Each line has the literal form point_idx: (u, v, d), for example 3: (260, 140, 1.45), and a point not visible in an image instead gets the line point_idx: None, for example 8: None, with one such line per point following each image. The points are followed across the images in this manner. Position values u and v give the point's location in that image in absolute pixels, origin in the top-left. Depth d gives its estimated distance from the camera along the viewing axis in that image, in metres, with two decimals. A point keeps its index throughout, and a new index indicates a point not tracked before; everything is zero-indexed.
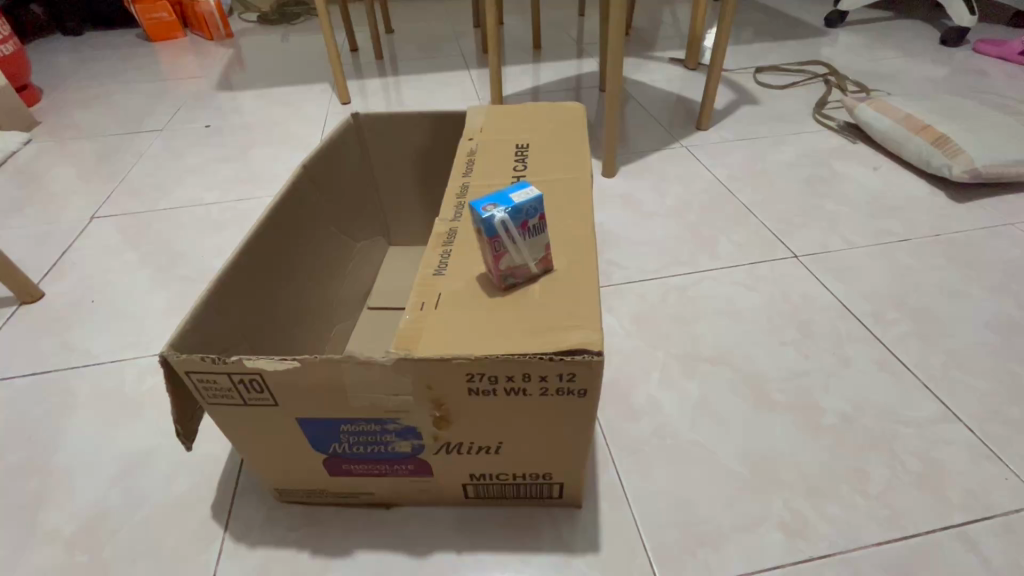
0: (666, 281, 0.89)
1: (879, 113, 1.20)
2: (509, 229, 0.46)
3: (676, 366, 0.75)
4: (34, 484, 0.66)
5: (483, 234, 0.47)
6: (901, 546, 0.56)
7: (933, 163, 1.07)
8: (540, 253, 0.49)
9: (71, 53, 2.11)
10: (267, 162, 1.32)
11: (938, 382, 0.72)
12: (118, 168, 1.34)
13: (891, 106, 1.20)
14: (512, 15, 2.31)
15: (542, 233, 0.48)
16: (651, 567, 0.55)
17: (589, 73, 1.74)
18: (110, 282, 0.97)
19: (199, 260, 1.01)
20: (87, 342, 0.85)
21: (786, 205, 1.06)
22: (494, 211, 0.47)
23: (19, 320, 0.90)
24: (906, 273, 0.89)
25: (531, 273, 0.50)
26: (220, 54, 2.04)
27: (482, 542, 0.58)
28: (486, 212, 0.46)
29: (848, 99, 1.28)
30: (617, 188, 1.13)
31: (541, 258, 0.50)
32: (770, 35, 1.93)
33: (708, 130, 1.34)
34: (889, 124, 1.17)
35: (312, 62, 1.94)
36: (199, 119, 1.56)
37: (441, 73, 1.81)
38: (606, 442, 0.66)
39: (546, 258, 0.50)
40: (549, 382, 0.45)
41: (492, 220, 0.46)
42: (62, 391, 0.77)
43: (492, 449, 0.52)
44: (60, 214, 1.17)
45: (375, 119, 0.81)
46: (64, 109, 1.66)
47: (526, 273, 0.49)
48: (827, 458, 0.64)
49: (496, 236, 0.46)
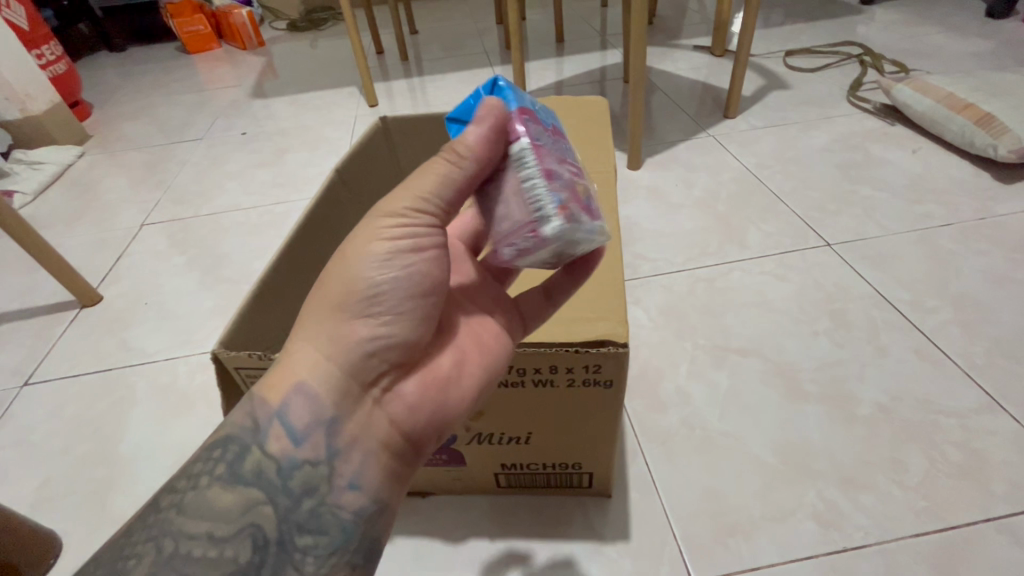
0: (693, 272, 0.88)
1: (917, 93, 1.16)
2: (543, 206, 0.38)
3: (705, 357, 0.75)
4: (101, 474, 0.72)
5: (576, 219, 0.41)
6: (939, 537, 0.55)
7: (978, 143, 1.02)
8: (512, 146, 0.38)
9: (117, 68, 2.23)
10: (302, 166, 1.37)
11: (981, 370, 0.70)
12: (163, 177, 1.41)
13: (930, 85, 1.15)
14: (533, 10, 2.31)
15: (532, 133, 0.39)
16: (680, 556, 0.56)
17: (614, 65, 1.73)
18: (160, 285, 1.03)
19: (241, 262, 1.06)
20: (142, 342, 0.91)
21: (817, 192, 1.04)
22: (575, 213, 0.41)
23: (80, 322, 0.96)
24: (948, 259, 0.86)
25: (528, 211, 0.38)
26: (253, 63, 2.11)
27: (513, 530, 0.60)
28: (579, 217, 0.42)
29: (884, 79, 1.24)
30: (643, 179, 1.12)
31: (530, 163, 0.38)
32: (801, 16, 1.87)
33: (736, 117, 1.32)
34: (929, 103, 1.13)
35: (340, 67, 1.99)
36: (236, 126, 1.63)
37: (464, 71, 1.83)
38: (634, 431, 0.67)
39: (536, 161, 0.38)
40: (576, 373, 0.47)
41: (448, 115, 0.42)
42: (123, 386, 0.83)
43: (522, 439, 0.54)
44: (112, 223, 1.25)
45: (402, 121, 0.82)
46: (114, 122, 1.76)
47: (516, 198, 0.38)
48: (862, 449, 0.63)
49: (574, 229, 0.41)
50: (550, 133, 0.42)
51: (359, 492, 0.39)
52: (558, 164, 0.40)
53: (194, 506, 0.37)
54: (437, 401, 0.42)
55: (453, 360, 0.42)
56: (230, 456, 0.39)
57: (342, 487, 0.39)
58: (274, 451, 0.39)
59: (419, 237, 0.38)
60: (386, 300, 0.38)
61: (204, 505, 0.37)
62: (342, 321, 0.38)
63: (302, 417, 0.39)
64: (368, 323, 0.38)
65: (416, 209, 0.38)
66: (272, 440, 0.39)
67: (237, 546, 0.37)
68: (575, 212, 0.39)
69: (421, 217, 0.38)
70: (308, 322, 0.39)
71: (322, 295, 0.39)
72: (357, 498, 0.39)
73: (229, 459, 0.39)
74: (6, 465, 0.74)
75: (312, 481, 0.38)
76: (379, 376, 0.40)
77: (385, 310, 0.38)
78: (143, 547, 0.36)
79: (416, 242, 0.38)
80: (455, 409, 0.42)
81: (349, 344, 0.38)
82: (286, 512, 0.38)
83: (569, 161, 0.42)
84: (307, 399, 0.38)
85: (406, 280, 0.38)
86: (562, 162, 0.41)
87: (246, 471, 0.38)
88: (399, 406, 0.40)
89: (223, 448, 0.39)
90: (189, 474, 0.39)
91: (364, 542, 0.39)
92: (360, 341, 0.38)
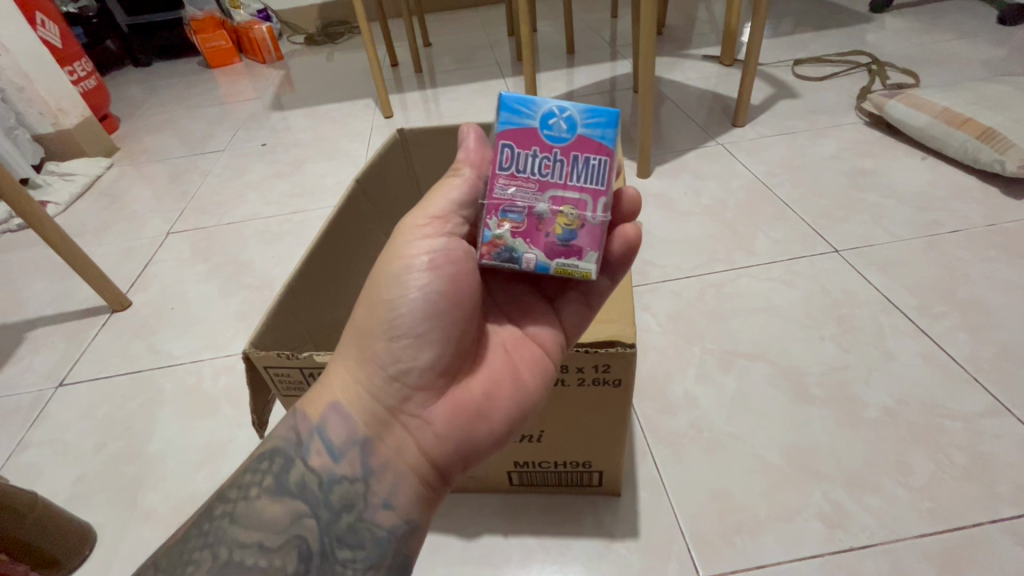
0: (701, 278, 0.90)
1: (913, 109, 1.16)
2: (509, 230, 0.45)
3: (712, 361, 0.76)
4: (133, 470, 0.75)
5: (562, 235, 0.45)
6: (944, 537, 0.56)
7: (982, 158, 1.02)
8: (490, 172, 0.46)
9: (142, 83, 2.31)
10: (320, 176, 1.41)
11: (987, 375, 0.71)
12: (187, 187, 1.47)
13: (924, 101, 1.16)
14: (544, 22, 2.36)
15: (512, 160, 0.45)
16: (688, 553, 0.57)
17: (623, 75, 1.75)
18: (186, 291, 1.07)
19: (262, 269, 1.10)
20: (170, 345, 0.95)
21: (825, 199, 1.05)
22: (556, 231, 0.45)
23: (111, 326, 1.01)
24: (956, 265, 0.86)
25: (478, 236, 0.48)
26: (272, 77, 2.18)
27: (526, 527, 0.62)
28: (566, 230, 0.45)
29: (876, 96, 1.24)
30: (652, 188, 1.15)
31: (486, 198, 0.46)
32: (810, 25, 1.89)
33: (744, 126, 1.33)
34: (926, 119, 1.13)
35: (356, 80, 2.05)
36: (256, 138, 1.69)
37: (476, 83, 1.87)
38: (643, 433, 0.69)
39: (491, 193, 0.45)
40: (586, 372, 0.49)
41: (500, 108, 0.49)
42: (153, 387, 0.87)
43: (534, 438, 0.56)
44: (140, 232, 1.30)
45: (419, 133, 0.85)
46: (140, 135, 1.83)
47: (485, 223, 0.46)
48: (867, 450, 0.65)
49: (553, 245, 0.45)
50: (553, 153, 0.45)
51: (392, 512, 0.41)
52: (521, 197, 0.45)
53: (245, 515, 0.39)
54: (467, 426, 0.43)
55: (482, 385, 0.45)
56: (277, 468, 0.41)
57: (377, 505, 0.41)
58: (316, 465, 0.41)
59: (432, 258, 0.43)
60: (406, 322, 0.42)
61: (253, 514, 0.39)
62: (367, 342, 0.42)
63: (340, 434, 0.42)
64: (394, 344, 0.42)
65: (429, 230, 0.44)
66: (315, 454, 0.42)
67: (284, 556, 0.38)
68: (508, 247, 0.45)
69: (434, 238, 0.44)
70: (342, 346, 0.44)
71: (354, 320, 0.44)
72: (391, 517, 0.41)
73: (275, 471, 0.41)
74: (41, 462, 0.78)
75: (351, 496, 0.41)
76: (407, 400, 0.42)
77: (405, 333, 0.42)
78: (200, 552, 0.38)
79: (429, 262, 0.43)
80: (484, 435, 0.44)
81: (375, 365, 0.42)
82: (327, 525, 0.40)
83: (562, 187, 0.45)
84: (344, 415, 0.42)
85: (422, 300, 0.42)
86: (542, 192, 0.45)
87: (291, 484, 0.41)
88: (427, 430, 0.43)
89: (270, 460, 0.42)
90: (239, 485, 0.41)
91: (397, 559, 0.40)
92: (383, 362, 0.42)
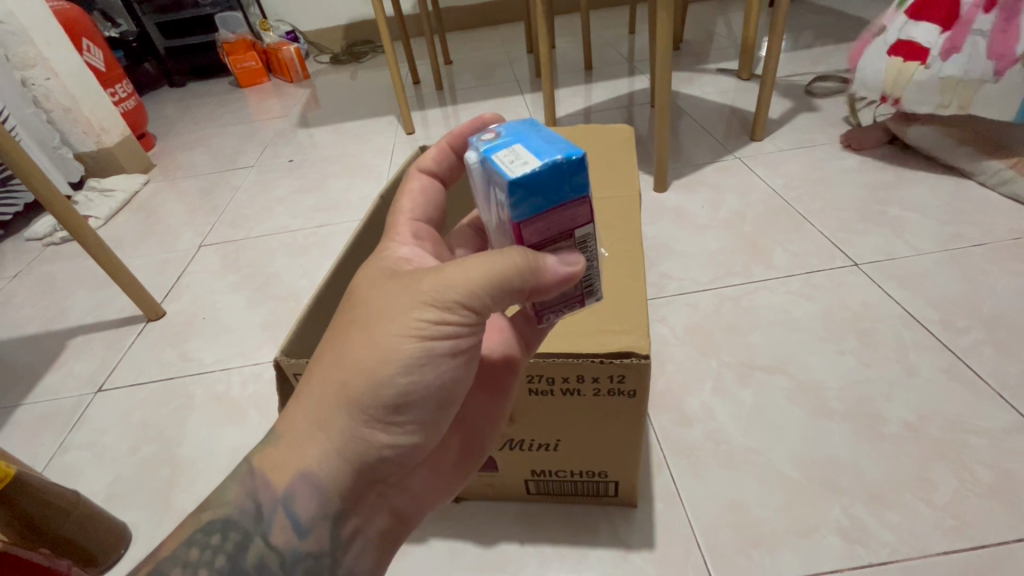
0: (719, 291, 0.90)
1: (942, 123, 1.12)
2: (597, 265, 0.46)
3: (729, 373, 0.77)
4: (165, 472, 0.79)
5: None
6: (968, 556, 0.55)
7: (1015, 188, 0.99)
8: (578, 229, 0.40)
9: (176, 103, 2.41)
10: (343, 191, 1.46)
11: (1013, 391, 0.69)
12: (218, 202, 1.53)
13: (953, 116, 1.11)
14: (562, 39, 2.40)
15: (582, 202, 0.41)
16: (706, 566, 0.58)
17: (641, 90, 1.78)
18: (216, 302, 1.12)
19: (288, 281, 1.14)
20: (200, 353, 0.99)
21: (845, 213, 1.04)
22: None
23: (146, 335, 1.05)
24: (981, 279, 0.85)
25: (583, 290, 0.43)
26: (300, 95, 2.26)
27: (542, 536, 0.62)
28: None
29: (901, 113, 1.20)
30: (670, 201, 1.16)
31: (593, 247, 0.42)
32: (831, 38, 1.89)
33: (763, 139, 1.34)
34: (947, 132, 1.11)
35: (380, 97, 2.11)
36: (283, 154, 1.75)
37: (496, 99, 1.91)
38: (660, 444, 0.70)
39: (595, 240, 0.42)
40: (601, 383, 0.50)
41: (512, 176, 0.35)
42: (184, 394, 0.90)
43: (551, 446, 0.58)
44: (174, 244, 1.36)
45: None
46: (175, 152, 1.91)
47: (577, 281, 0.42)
48: (890, 467, 0.64)
49: None
50: None
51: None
52: None
53: None
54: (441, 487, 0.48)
55: None
56: (231, 545, 0.41)
57: None
58: (278, 542, 0.42)
59: (454, 345, 0.40)
60: (411, 408, 0.40)
61: None
62: (362, 422, 0.39)
63: (306, 508, 0.41)
64: (392, 431, 0.40)
65: (456, 309, 0.38)
66: (276, 531, 0.42)
67: None
68: None
69: (459, 319, 0.39)
70: (320, 412, 0.40)
71: (340, 388, 0.39)
72: None
73: (229, 548, 0.41)
74: (79, 464, 0.82)
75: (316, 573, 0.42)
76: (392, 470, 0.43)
77: (407, 418, 0.40)
78: None
79: (450, 350, 0.40)
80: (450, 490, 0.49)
81: (367, 447, 0.40)
82: None
83: None
84: (315, 492, 0.41)
85: (432, 385, 0.40)
86: None
87: (247, 562, 0.41)
88: (405, 492, 0.45)
89: (223, 534, 0.41)
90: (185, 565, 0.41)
91: None
92: (379, 445, 0.41)
